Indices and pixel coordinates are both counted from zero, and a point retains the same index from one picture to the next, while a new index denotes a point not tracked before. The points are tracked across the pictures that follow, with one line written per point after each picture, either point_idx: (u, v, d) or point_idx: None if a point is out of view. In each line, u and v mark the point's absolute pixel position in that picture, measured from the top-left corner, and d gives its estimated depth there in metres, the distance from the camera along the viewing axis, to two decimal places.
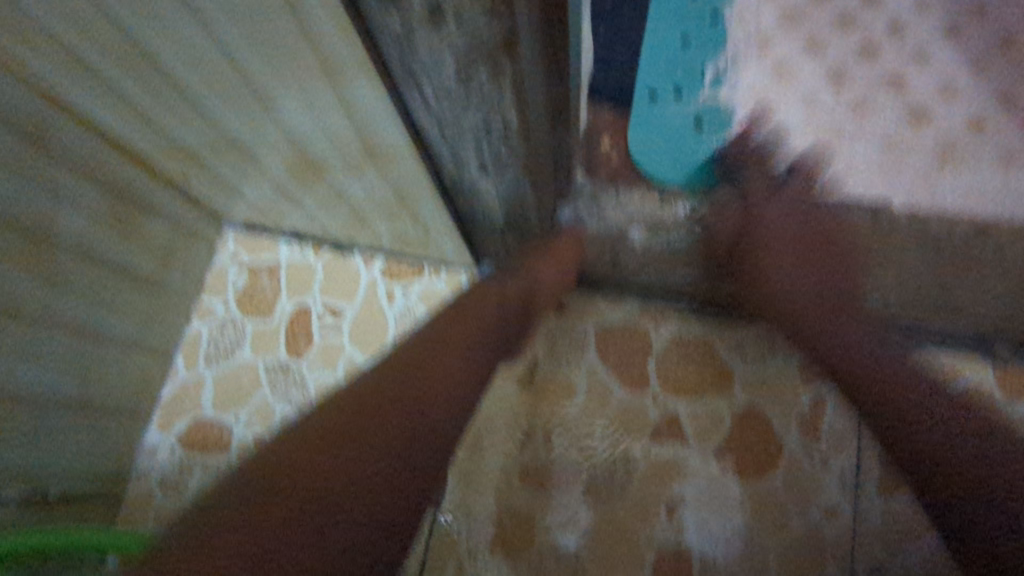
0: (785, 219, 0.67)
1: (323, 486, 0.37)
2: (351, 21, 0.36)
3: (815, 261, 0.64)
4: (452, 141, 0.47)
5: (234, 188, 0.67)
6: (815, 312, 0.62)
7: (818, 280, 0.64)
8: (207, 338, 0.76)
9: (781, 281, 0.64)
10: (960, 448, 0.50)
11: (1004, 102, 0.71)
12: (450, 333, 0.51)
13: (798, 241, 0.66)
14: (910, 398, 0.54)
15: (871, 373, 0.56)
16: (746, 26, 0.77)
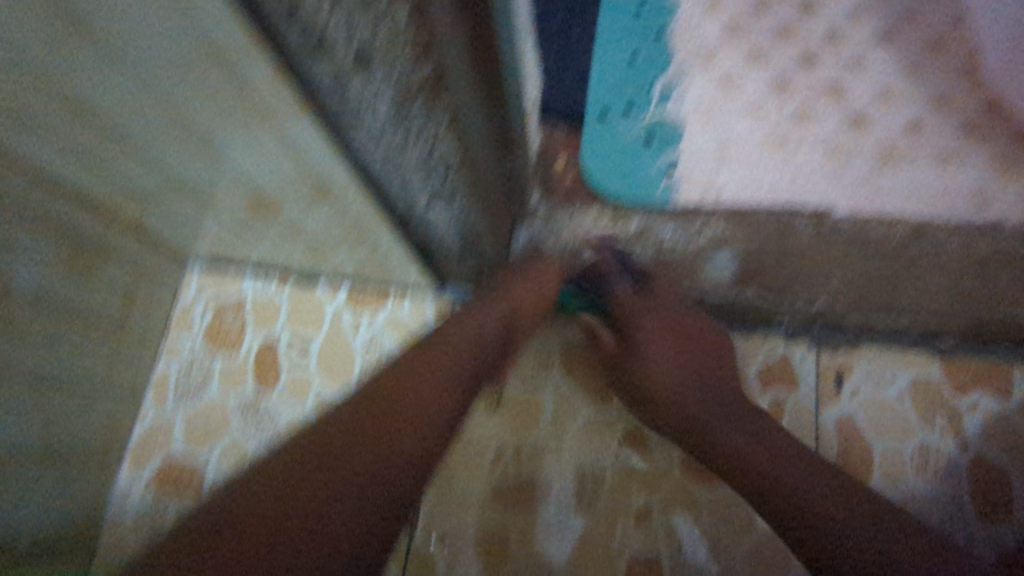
0: (671, 320, 0.67)
1: (305, 485, 0.42)
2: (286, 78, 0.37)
3: (693, 368, 0.65)
4: (399, 175, 0.49)
5: (194, 227, 0.68)
6: (701, 403, 0.62)
7: (711, 383, 0.64)
8: (176, 377, 0.77)
9: (653, 355, 0.65)
10: (834, 511, 0.52)
11: (942, 101, 0.74)
12: (425, 360, 0.53)
13: (678, 346, 0.66)
14: (794, 469, 0.56)
15: (749, 452, 0.57)
16: (690, 37, 0.80)
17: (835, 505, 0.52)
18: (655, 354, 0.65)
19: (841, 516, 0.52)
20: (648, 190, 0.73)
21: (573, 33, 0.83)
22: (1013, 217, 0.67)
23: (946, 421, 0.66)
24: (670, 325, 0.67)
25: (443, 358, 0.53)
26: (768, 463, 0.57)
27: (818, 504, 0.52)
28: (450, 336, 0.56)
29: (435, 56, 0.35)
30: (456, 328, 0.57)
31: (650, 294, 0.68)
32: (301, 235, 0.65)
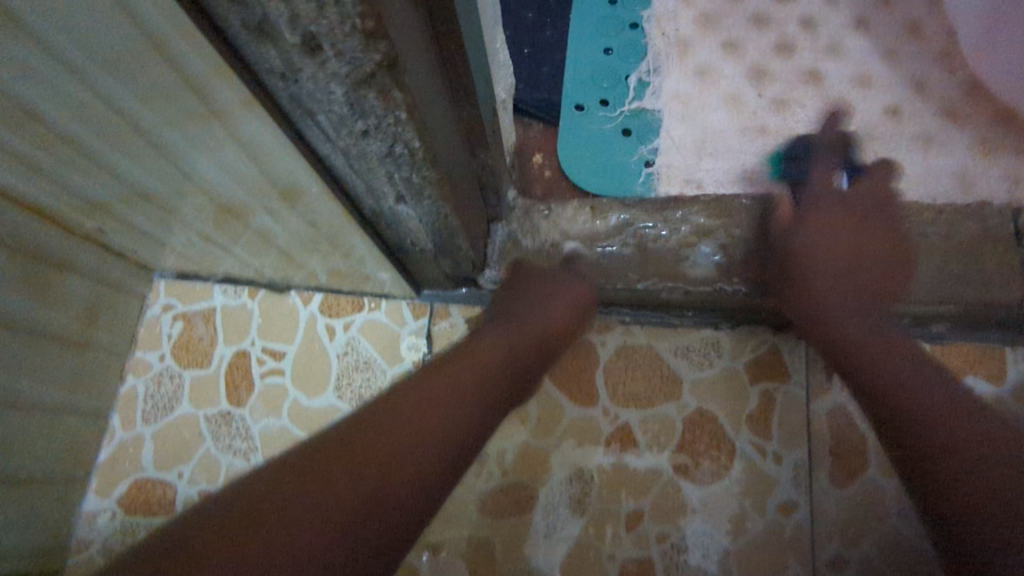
0: (851, 216, 0.64)
1: (297, 505, 0.35)
2: (229, 68, 0.35)
3: (858, 273, 0.62)
4: (363, 172, 0.47)
5: (157, 238, 0.65)
6: (848, 323, 0.60)
7: (855, 295, 0.61)
8: (144, 394, 0.73)
9: (819, 271, 0.62)
10: (995, 454, 0.48)
11: (920, 86, 0.73)
12: (447, 372, 0.48)
13: (857, 253, 0.62)
14: (927, 405, 0.52)
15: (911, 403, 0.53)
16: (663, 31, 0.79)
17: (973, 451, 0.48)
18: (818, 265, 0.62)
19: (988, 469, 0.47)
20: (628, 183, 0.72)
21: (545, 29, 0.82)
22: (997, 199, 0.66)
23: None
24: (829, 243, 0.63)
25: (464, 379, 0.48)
26: (905, 420, 0.53)
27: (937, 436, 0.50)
28: (469, 355, 0.51)
29: (385, 38, 0.33)
30: (475, 347, 0.52)
31: (852, 204, 0.65)
32: (269, 242, 0.62)
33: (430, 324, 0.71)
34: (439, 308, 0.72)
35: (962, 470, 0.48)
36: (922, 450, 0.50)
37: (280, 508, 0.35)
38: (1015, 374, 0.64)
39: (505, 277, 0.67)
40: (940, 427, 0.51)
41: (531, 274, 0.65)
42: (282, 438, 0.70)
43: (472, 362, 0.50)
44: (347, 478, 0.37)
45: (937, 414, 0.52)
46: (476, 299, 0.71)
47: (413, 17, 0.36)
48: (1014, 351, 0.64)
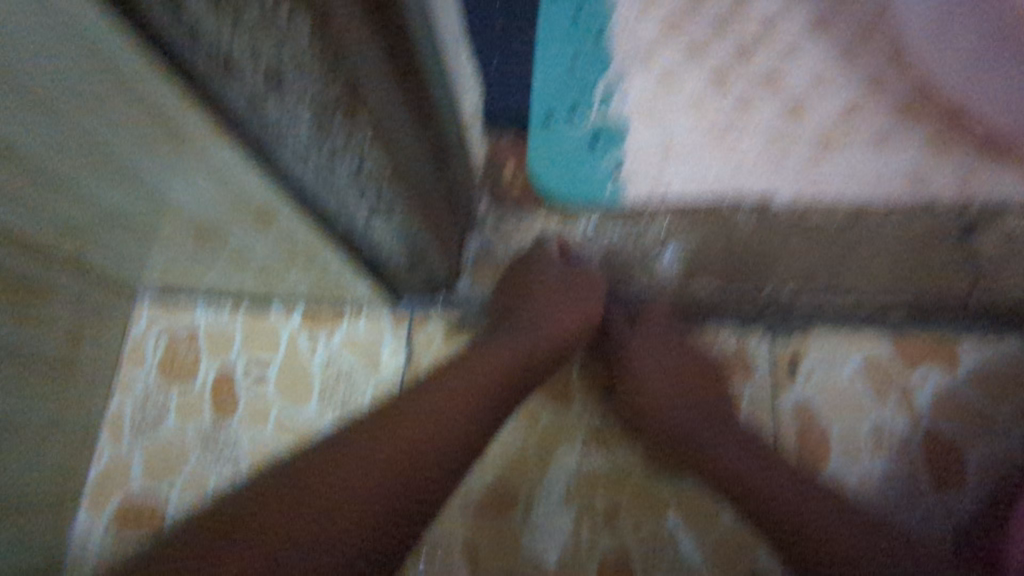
0: (666, 340, 0.69)
1: (296, 511, 0.46)
2: (198, 105, 0.37)
3: (687, 386, 0.66)
4: (334, 192, 0.49)
5: (138, 259, 0.66)
6: (685, 434, 0.64)
7: (688, 412, 0.65)
8: (133, 411, 0.75)
9: (647, 371, 0.68)
10: (808, 514, 0.54)
11: (876, 82, 0.75)
12: (423, 404, 0.55)
13: (669, 361, 0.68)
14: (754, 470, 0.58)
15: (742, 470, 0.58)
16: (629, 36, 0.81)
17: (825, 524, 0.53)
18: (648, 359, 0.68)
19: (849, 525, 0.53)
20: (597, 188, 0.74)
21: (514, 39, 0.84)
22: (948, 193, 0.68)
23: (898, 400, 0.66)
24: (658, 346, 0.68)
25: (450, 412, 0.55)
26: (741, 487, 0.58)
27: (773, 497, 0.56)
28: (452, 390, 0.56)
29: (340, 76, 0.35)
30: (464, 378, 0.58)
31: (660, 330, 0.69)
32: (249, 260, 0.64)
33: (411, 332, 0.73)
34: (418, 316, 0.74)
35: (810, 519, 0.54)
36: (768, 505, 0.56)
37: (331, 474, 0.49)
38: (968, 363, 0.66)
39: (501, 284, 0.70)
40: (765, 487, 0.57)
41: (530, 278, 0.69)
42: (270, 449, 0.72)
43: (454, 398, 0.56)
44: (368, 470, 0.49)
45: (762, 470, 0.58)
46: (454, 306, 0.73)
47: (366, 40, 0.39)
48: (967, 339, 0.67)
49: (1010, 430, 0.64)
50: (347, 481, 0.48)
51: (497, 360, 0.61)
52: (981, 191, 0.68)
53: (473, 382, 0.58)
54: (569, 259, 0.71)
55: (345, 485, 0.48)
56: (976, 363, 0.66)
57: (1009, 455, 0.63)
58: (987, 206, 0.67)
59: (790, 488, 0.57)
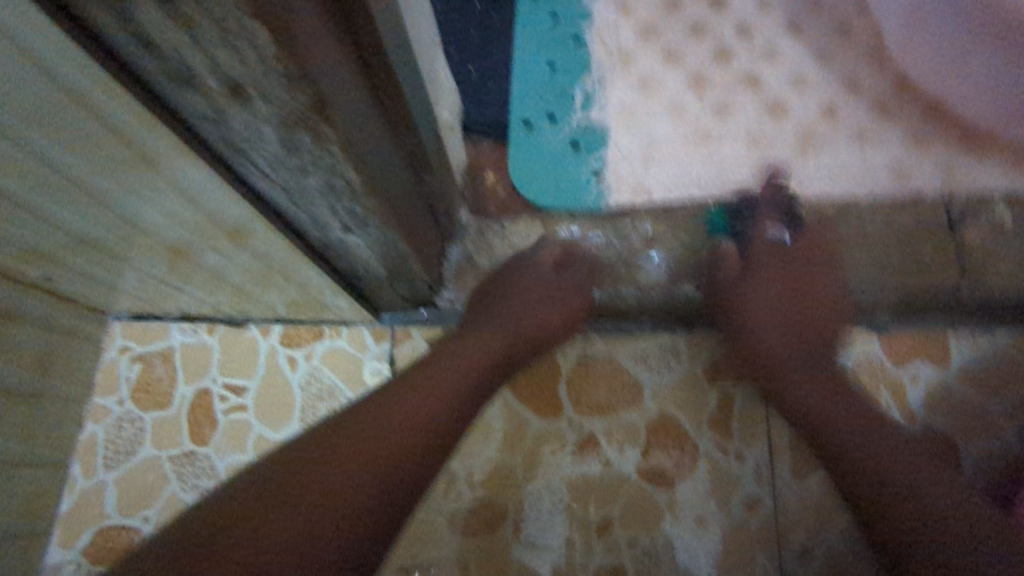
0: (792, 275, 0.65)
1: (281, 503, 0.43)
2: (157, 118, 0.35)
3: (794, 321, 0.64)
4: (306, 206, 0.47)
5: (110, 284, 0.64)
6: (783, 363, 0.62)
7: (802, 347, 0.63)
8: (105, 441, 0.72)
9: (758, 310, 0.64)
10: (900, 478, 0.52)
11: (853, 82, 0.75)
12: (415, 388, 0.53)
13: (781, 299, 0.65)
14: (853, 429, 0.57)
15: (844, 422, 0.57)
16: (606, 45, 0.80)
17: (906, 489, 0.51)
18: (766, 306, 0.64)
19: (919, 484, 0.51)
20: (579, 195, 0.73)
21: (490, 48, 0.83)
22: (932, 188, 0.68)
23: (890, 398, 0.65)
24: (784, 283, 0.65)
25: (430, 401, 0.52)
26: (821, 427, 0.58)
27: (877, 464, 0.54)
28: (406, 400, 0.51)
29: (304, 84, 0.34)
30: (427, 380, 0.54)
31: (782, 261, 0.66)
32: (223, 280, 0.62)
33: (392, 348, 0.71)
34: (399, 330, 0.72)
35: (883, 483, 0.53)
36: (862, 460, 0.55)
37: (286, 491, 0.44)
38: (958, 359, 0.65)
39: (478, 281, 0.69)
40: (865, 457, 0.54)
41: (515, 272, 0.67)
42: None
43: (440, 380, 0.54)
44: (329, 478, 0.44)
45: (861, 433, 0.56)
46: (436, 320, 0.71)
47: (338, 51, 0.38)
48: (955, 335, 0.66)
49: (1002, 425, 0.63)
50: (325, 469, 0.45)
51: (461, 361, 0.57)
52: (963, 185, 0.67)
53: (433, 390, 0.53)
54: (560, 268, 0.68)
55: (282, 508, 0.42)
56: (966, 359, 0.65)
57: (1003, 450, 0.62)
58: (971, 198, 0.67)
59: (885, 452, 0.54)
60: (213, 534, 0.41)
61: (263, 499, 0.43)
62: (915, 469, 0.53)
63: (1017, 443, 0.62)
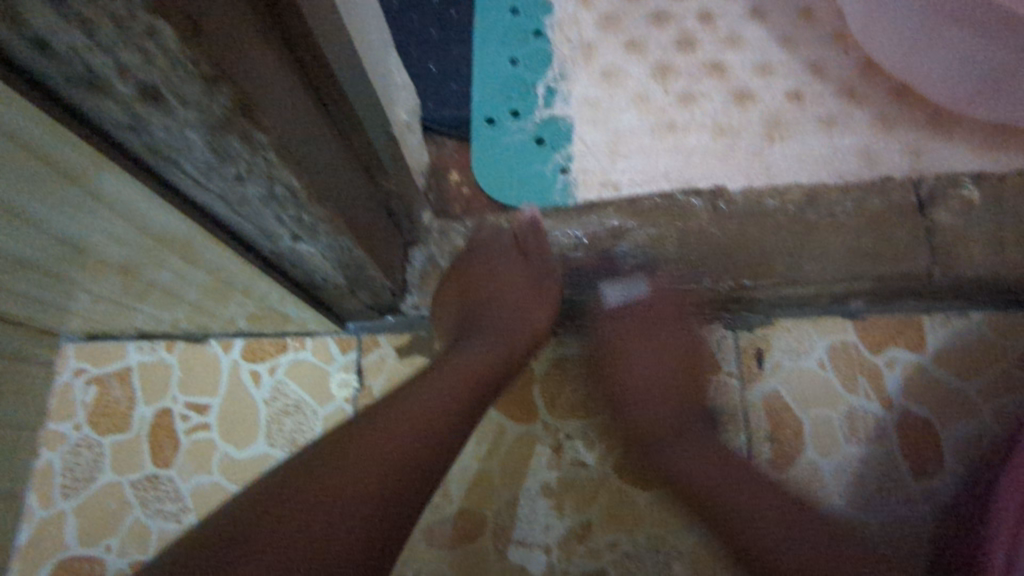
0: (653, 341, 0.65)
1: (285, 503, 0.42)
2: (73, 132, 0.32)
3: (671, 381, 0.63)
4: (248, 215, 0.44)
5: (59, 308, 0.61)
6: (676, 427, 0.61)
7: (660, 407, 0.62)
8: (62, 468, 0.69)
9: (637, 373, 0.64)
10: (773, 531, 0.51)
11: (818, 67, 0.74)
12: (435, 382, 0.52)
13: (647, 369, 0.64)
14: (709, 471, 0.56)
15: (703, 478, 0.55)
16: (567, 36, 0.79)
17: (787, 538, 0.50)
18: (637, 368, 0.64)
19: (786, 532, 0.50)
20: (546, 191, 0.71)
21: (451, 44, 0.81)
22: (901, 171, 0.66)
23: (868, 385, 0.64)
24: (643, 343, 0.65)
25: (448, 391, 0.51)
26: (701, 478, 0.56)
27: (742, 508, 0.53)
28: (402, 416, 0.48)
29: (226, 86, 0.31)
30: (424, 394, 0.50)
31: (667, 315, 0.65)
32: (178, 298, 0.59)
33: (359, 357, 0.69)
34: (367, 337, 0.70)
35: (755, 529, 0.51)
36: (723, 511, 0.54)
37: (285, 500, 0.42)
38: (934, 344, 0.64)
39: (457, 276, 0.65)
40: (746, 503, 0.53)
41: (496, 269, 0.64)
42: (216, 495, 0.67)
43: (458, 374, 0.53)
44: (331, 481, 0.44)
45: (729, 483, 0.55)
46: (404, 326, 0.69)
47: (262, 46, 0.35)
48: (932, 319, 0.65)
49: (980, 407, 0.62)
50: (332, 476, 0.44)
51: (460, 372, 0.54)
52: (932, 167, 0.66)
53: (428, 401, 0.50)
54: (526, 251, 0.65)
55: (276, 523, 0.41)
56: (942, 342, 0.64)
57: (981, 433, 0.61)
58: (939, 178, 0.65)
59: (778, 506, 0.53)
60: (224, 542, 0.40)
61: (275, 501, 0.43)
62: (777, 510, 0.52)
63: (995, 426, 0.61)
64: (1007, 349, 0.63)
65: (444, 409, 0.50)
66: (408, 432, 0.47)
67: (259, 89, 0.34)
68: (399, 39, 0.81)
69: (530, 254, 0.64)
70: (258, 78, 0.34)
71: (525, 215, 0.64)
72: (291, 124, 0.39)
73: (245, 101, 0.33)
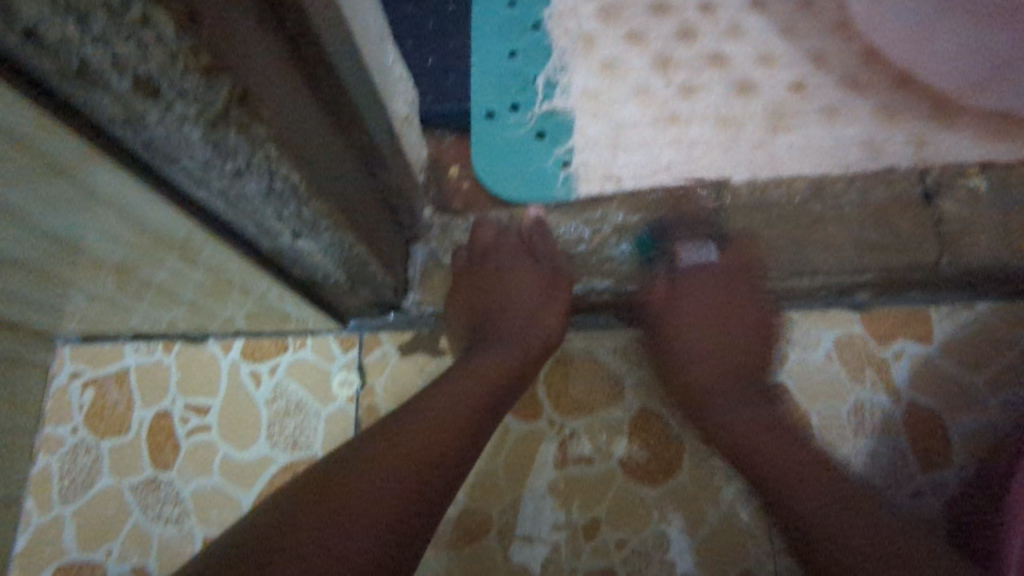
0: (716, 304, 0.63)
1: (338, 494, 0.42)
2: (65, 130, 0.31)
3: (723, 349, 0.62)
4: (247, 213, 0.43)
5: (54, 310, 0.60)
6: (715, 393, 0.59)
7: (734, 373, 0.61)
8: (59, 473, 0.68)
9: (682, 341, 0.63)
10: (820, 507, 0.49)
11: (820, 57, 0.73)
12: (457, 385, 0.52)
13: (705, 334, 0.63)
14: (760, 439, 0.55)
15: (770, 438, 0.55)
16: (566, 28, 0.78)
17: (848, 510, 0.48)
18: (687, 336, 0.63)
19: (835, 503, 0.49)
20: (547, 186, 0.70)
21: (448, 38, 0.80)
22: (906, 161, 0.66)
23: (875, 376, 0.64)
24: (716, 302, 0.63)
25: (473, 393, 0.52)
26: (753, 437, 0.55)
27: (790, 484, 0.51)
28: (420, 425, 0.48)
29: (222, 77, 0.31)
30: (441, 403, 0.50)
31: (740, 277, 0.63)
32: (177, 298, 0.58)
33: (360, 356, 0.68)
34: (368, 336, 0.69)
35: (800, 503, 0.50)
36: (762, 472, 0.53)
37: (334, 493, 0.42)
38: (942, 334, 0.64)
39: (468, 278, 0.64)
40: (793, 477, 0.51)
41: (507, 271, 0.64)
42: (217, 498, 0.66)
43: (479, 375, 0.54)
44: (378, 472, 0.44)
45: (785, 445, 0.54)
46: (406, 324, 0.68)
47: (258, 36, 0.35)
48: (938, 310, 0.64)
49: (989, 398, 0.62)
50: (379, 469, 0.44)
51: (474, 379, 0.53)
52: (937, 156, 0.65)
53: (444, 412, 0.50)
54: (535, 253, 0.65)
55: (329, 515, 0.41)
56: (949, 332, 0.64)
57: (990, 425, 0.61)
58: (945, 167, 0.64)
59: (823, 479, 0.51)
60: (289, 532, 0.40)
61: (325, 491, 0.43)
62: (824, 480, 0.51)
63: (1004, 417, 0.61)
64: (1014, 340, 0.62)
65: (458, 413, 0.50)
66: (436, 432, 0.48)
67: (255, 81, 0.33)
68: (396, 33, 0.80)
69: (539, 256, 0.65)
70: (255, 71, 0.34)
71: (531, 214, 0.67)
72: (288, 118, 0.38)
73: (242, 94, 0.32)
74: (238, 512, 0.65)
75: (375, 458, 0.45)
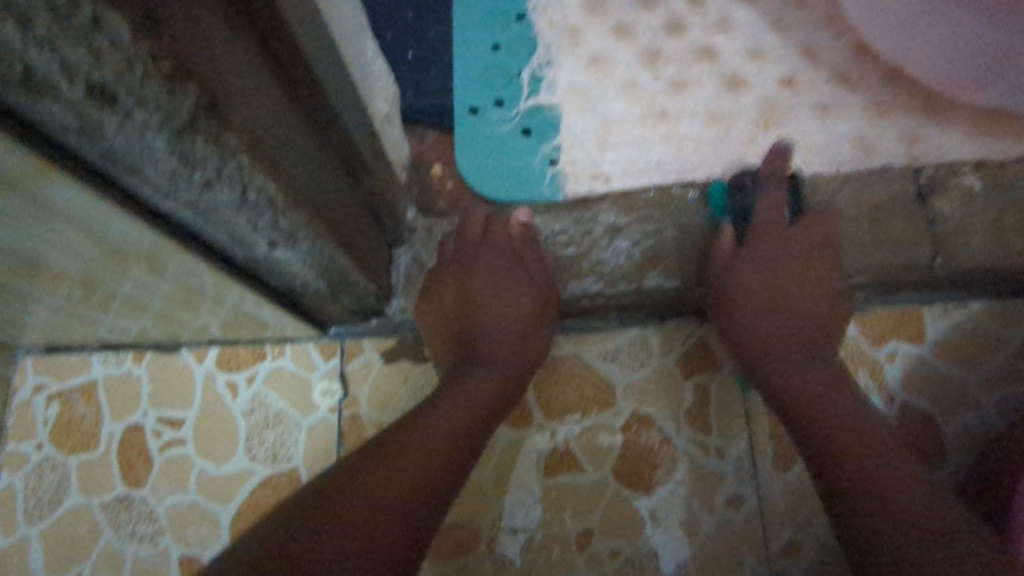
0: (772, 251, 0.60)
1: (352, 494, 0.42)
2: (12, 144, 0.28)
3: (787, 304, 0.60)
4: (219, 224, 0.40)
5: (15, 323, 0.56)
6: (768, 347, 0.58)
7: (797, 333, 0.59)
8: (24, 491, 0.65)
9: (744, 302, 0.60)
10: (897, 504, 0.47)
11: (811, 50, 0.71)
12: (464, 387, 0.52)
13: (793, 283, 0.60)
14: (836, 417, 0.53)
15: (834, 420, 0.53)
16: (551, 20, 0.75)
17: (902, 493, 0.48)
18: (757, 292, 0.60)
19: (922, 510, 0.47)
20: (534, 185, 0.68)
21: (429, 29, 0.77)
22: (898, 160, 0.64)
23: (869, 378, 0.63)
24: (772, 257, 0.60)
25: (479, 396, 0.52)
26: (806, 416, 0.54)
27: (867, 476, 0.49)
28: (433, 423, 0.48)
29: (188, 84, 0.28)
30: (452, 401, 0.51)
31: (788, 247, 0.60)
32: (146, 309, 0.55)
33: (343, 365, 0.65)
34: (350, 342, 0.66)
35: (881, 504, 0.48)
36: (829, 455, 0.52)
37: (347, 494, 0.43)
38: (934, 335, 0.63)
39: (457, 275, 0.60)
40: (861, 473, 0.50)
41: (500, 276, 0.60)
42: (194, 515, 0.63)
43: (487, 380, 0.54)
44: (391, 470, 0.44)
45: (866, 431, 0.52)
46: (389, 330, 0.66)
47: (228, 35, 0.32)
48: (931, 310, 0.64)
49: (980, 399, 0.61)
50: (394, 465, 0.44)
51: (467, 394, 0.52)
52: (929, 155, 0.64)
53: (455, 412, 0.50)
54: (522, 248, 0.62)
55: (342, 516, 0.41)
56: (942, 333, 0.63)
57: (982, 426, 0.61)
58: (939, 167, 0.63)
59: (895, 470, 0.49)
60: (300, 531, 0.40)
61: (339, 493, 0.43)
62: (908, 484, 0.48)
63: (996, 419, 0.61)
64: (1005, 340, 0.62)
65: (466, 412, 0.50)
66: (449, 429, 0.48)
67: (225, 88, 0.31)
68: (374, 23, 0.77)
69: (530, 267, 0.60)
70: (224, 74, 0.31)
71: (522, 218, 0.61)
72: (262, 124, 0.35)
73: (209, 102, 0.30)
74: (217, 529, 0.62)
75: (389, 455, 0.45)
